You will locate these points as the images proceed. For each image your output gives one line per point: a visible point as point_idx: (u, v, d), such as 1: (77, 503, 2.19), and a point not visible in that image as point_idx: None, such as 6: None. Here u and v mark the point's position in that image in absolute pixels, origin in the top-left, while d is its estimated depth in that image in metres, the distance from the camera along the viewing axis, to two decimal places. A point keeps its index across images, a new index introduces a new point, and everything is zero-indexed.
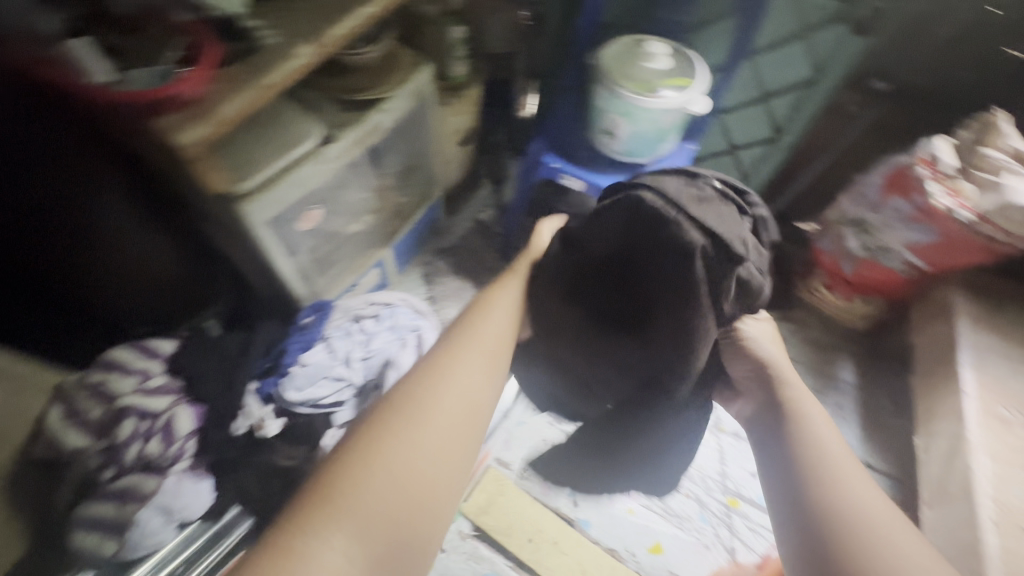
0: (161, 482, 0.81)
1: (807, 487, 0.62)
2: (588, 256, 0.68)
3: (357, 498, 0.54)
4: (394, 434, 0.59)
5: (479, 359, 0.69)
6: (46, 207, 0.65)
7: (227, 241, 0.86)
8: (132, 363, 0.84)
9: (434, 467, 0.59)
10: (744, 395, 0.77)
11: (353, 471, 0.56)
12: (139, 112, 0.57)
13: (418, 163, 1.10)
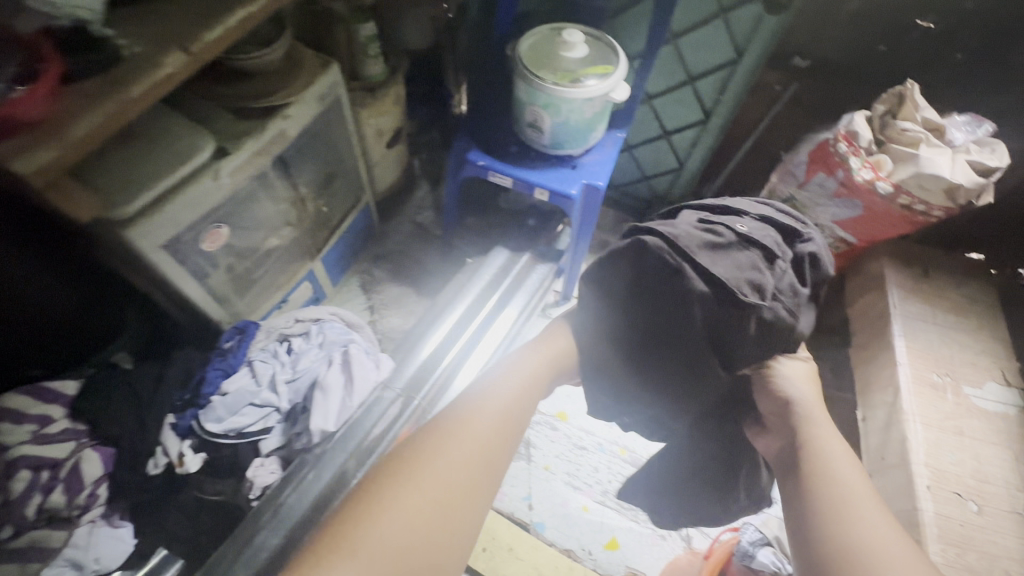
0: (70, 532, 0.76)
1: (823, 511, 0.52)
2: (618, 291, 0.69)
3: (371, 530, 0.48)
4: (414, 466, 0.54)
5: (489, 403, 0.62)
6: None
7: (130, 269, 0.81)
8: (30, 410, 0.76)
9: (449, 519, 0.51)
10: (770, 431, 0.67)
11: (372, 502, 0.50)
12: None
13: (341, 169, 1.06)
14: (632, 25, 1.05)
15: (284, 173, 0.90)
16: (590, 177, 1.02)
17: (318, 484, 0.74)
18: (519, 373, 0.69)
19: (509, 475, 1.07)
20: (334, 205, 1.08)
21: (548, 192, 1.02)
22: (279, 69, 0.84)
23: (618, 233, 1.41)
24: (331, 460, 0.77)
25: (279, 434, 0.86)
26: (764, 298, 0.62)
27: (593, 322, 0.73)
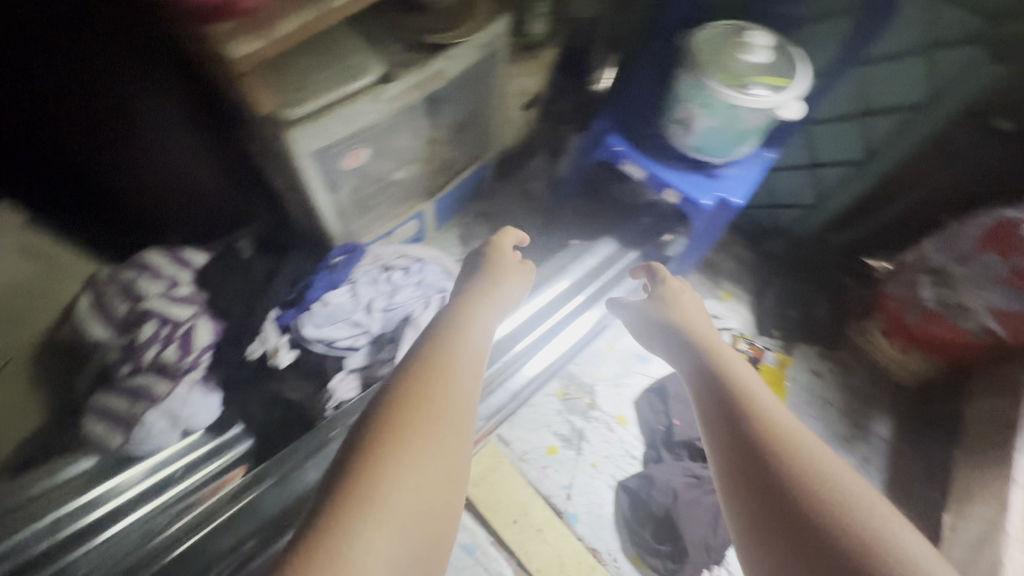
0: (172, 388, 0.81)
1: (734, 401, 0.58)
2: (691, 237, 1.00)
3: (391, 483, 0.47)
4: (420, 421, 0.53)
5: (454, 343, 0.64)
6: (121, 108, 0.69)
7: (272, 163, 0.85)
8: (164, 269, 0.85)
9: (447, 469, 0.51)
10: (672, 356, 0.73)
11: (390, 458, 0.49)
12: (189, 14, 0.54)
13: (478, 120, 1.07)
14: (820, 40, 0.96)
15: (430, 112, 0.91)
16: (726, 190, 0.96)
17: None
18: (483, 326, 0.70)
19: (557, 459, 1.07)
20: (460, 154, 1.09)
21: (678, 195, 0.98)
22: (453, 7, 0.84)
23: (726, 255, 1.35)
24: None
25: (363, 354, 0.89)
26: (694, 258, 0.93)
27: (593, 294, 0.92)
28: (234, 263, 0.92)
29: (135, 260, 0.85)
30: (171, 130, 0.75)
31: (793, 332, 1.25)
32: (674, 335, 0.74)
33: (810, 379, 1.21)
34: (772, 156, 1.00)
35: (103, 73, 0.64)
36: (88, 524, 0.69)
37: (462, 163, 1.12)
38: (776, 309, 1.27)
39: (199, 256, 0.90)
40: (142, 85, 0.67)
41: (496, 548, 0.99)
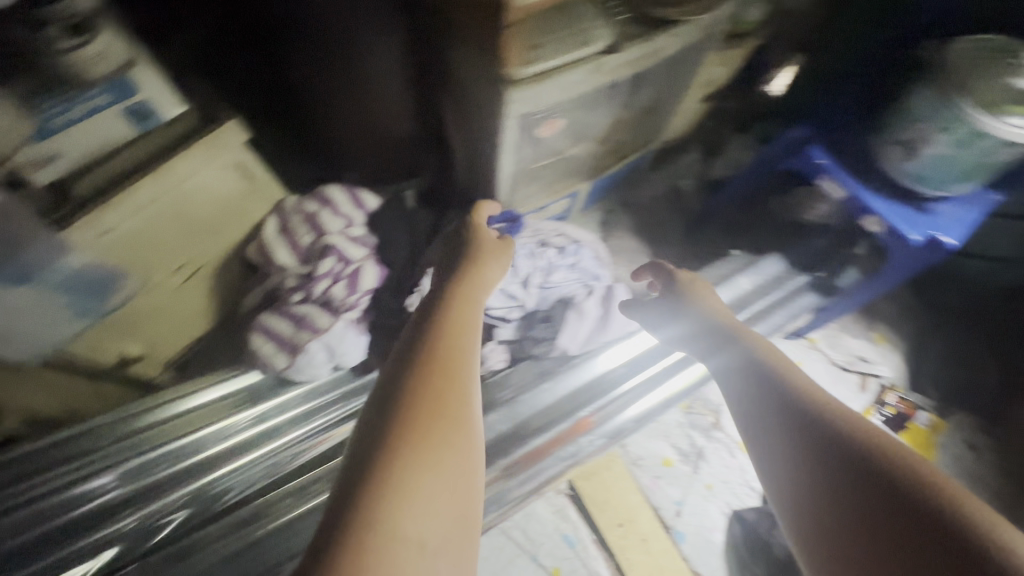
0: (332, 322, 0.83)
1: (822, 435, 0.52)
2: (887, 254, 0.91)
3: (418, 483, 0.44)
4: (442, 401, 0.50)
5: (454, 318, 0.60)
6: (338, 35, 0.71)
7: (471, 122, 0.83)
8: (342, 207, 0.86)
9: (465, 459, 0.48)
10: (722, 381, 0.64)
11: (415, 442, 0.46)
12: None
13: (663, 105, 1.00)
14: None
15: (629, 91, 0.85)
16: (940, 228, 0.86)
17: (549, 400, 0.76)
18: (474, 301, 0.64)
19: (671, 472, 1.03)
20: (632, 140, 1.03)
21: (882, 225, 0.88)
22: None
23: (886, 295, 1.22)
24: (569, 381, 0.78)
25: (513, 328, 0.86)
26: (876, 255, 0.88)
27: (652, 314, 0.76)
28: (402, 213, 0.92)
29: (318, 193, 0.86)
30: (387, 73, 0.77)
31: (951, 396, 1.12)
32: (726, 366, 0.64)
33: (963, 451, 1.08)
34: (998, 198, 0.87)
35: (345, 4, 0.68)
36: (224, 450, 0.79)
37: (630, 149, 1.06)
38: (934, 368, 1.14)
39: (372, 198, 0.90)
40: (370, 17, 0.69)
41: (598, 547, 0.96)
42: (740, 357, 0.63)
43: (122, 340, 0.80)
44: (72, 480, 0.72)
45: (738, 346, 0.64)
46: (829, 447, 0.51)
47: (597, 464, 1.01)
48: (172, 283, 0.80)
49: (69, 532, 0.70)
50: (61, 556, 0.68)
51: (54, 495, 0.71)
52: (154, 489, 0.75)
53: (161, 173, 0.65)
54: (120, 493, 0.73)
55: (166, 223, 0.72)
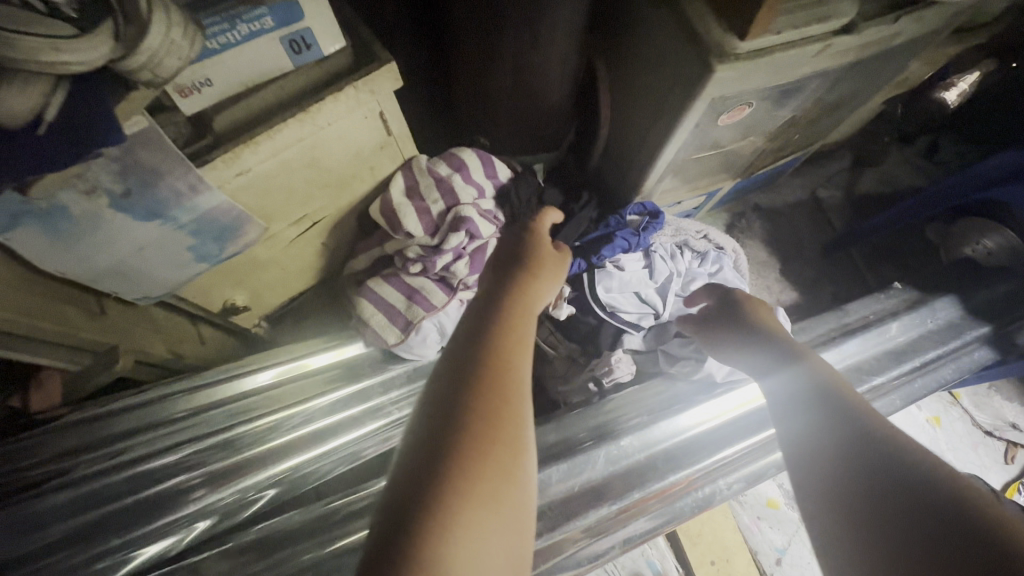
0: (447, 301, 0.77)
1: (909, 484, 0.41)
2: None
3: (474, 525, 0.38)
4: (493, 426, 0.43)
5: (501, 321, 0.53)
6: None
7: (645, 97, 0.72)
8: (475, 174, 0.77)
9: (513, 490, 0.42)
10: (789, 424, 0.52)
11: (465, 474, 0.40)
12: None
13: (849, 104, 0.85)
14: None
15: (832, 82, 0.72)
16: None
17: (684, 429, 0.68)
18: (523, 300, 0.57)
19: (776, 515, 0.93)
20: (798, 139, 0.89)
21: None
22: None
23: None
24: (708, 407, 0.69)
25: (642, 339, 0.77)
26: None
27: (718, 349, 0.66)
28: (532, 189, 0.82)
29: (450, 156, 0.77)
30: (558, 31, 0.66)
31: None
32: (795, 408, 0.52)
33: None
34: None
35: None
36: (314, 430, 0.74)
37: (791, 148, 0.92)
38: None
39: (505, 169, 0.81)
40: None
41: None
42: (803, 406, 0.50)
43: (230, 287, 0.75)
44: (152, 451, 0.68)
45: (797, 391, 0.53)
46: (911, 511, 0.39)
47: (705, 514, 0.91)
48: (290, 235, 0.74)
49: (147, 512, 0.64)
50: (141, 534, 0.62)
51: (133, 467, 0.66)
52: (236, 470, 0.68)
53: (306, 115, 0.58)
54: (203, 472, 0.68)
55: (297, 171, 0.65)
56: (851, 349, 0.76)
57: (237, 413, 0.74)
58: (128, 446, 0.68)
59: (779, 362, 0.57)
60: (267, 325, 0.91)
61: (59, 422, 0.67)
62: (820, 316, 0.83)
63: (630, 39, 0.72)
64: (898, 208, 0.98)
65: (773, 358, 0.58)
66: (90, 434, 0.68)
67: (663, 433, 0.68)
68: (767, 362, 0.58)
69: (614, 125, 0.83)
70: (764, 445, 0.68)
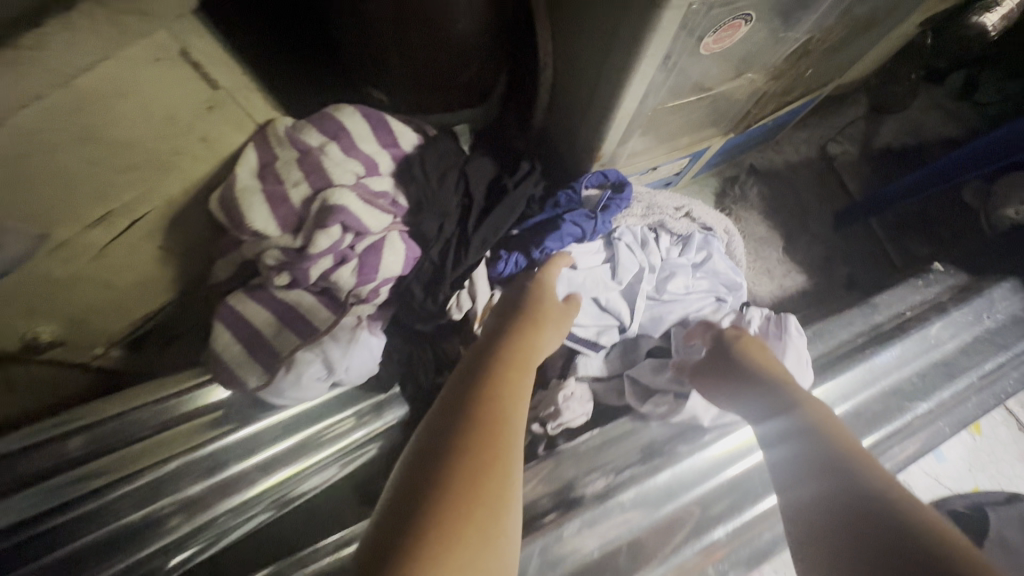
0: (334, 321, 0.56)
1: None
2: None
3: None
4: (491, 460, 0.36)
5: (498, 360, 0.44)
6: None
7: (599, 17, 0.49)
8: (362, 143, 0.55)
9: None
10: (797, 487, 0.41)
11: (453, 519, 0.32)
12: None
13: (880, 25, 0.63)
14: None
15: None
16: None
17: (658, 509, 0.49)
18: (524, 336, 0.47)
19: None
20: (808, 78, 0.67)
21: None
22: None
23: None
24: (690, 471, 0.50)
25: (602, 362, 0.59)
26: None
27: (717, 397, 0.50)
28: (450, 158, 0.60)
29: (325, 117, 0.54)
30: None
31: None
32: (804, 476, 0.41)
33: None
34: None
35: None
36: (197, 494, 0.57)
37: (800, 91, 0.70)
38: None
39: (410, 135, 0.58)
40: None
41: None
42: (811, 470, 0.41)
43: (25, 317, 0.53)
44: (138, 469, 0.55)
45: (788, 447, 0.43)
46: None
47: None
48: (94, 242, 0.51)
49: None
50: None
51: (123, 486, 0.54)
52: (96, 555, 0.52)
53: (30, 54, 0.35)
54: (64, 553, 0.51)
55: (64, 151, 0.42)
56: (886, 359, 0.56)
57: (122, 465, 0.55)
58: (111, 464, 0.54)
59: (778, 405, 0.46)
60: (119, 353, 0.69)
61: None
62: (840, 315, 0.62)
63: None
64: (924, 168, 0.77)
65: (768, 407, 0.46)
66: (62, 454, 0.53)
67: (625, 512, 0.48)
68: (758, 407, 0.46)
69: (558, 58, 0.59)
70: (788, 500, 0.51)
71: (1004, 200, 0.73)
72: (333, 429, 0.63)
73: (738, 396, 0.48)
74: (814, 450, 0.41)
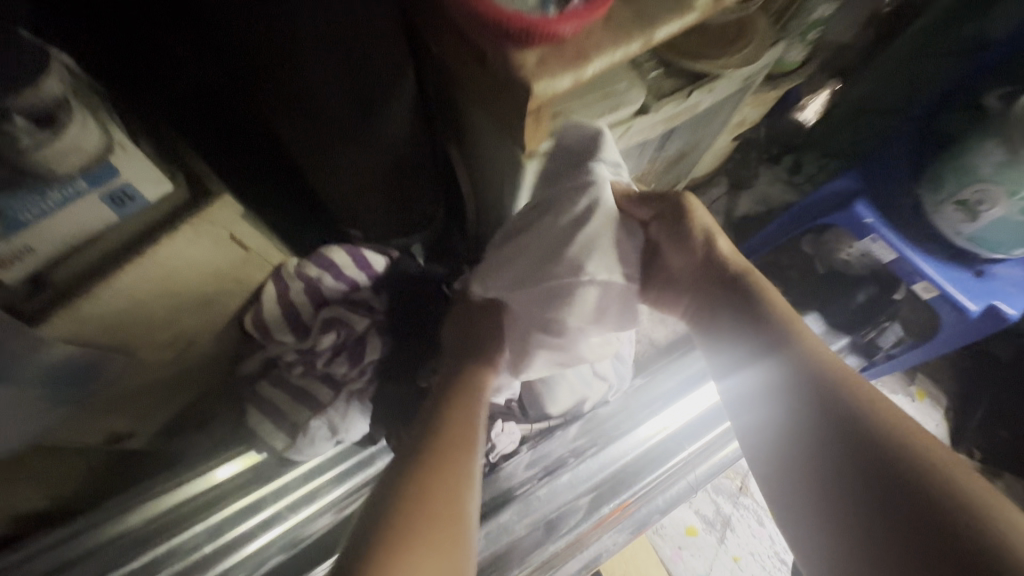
0: (334, 395, 0.78)
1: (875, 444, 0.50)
2: (929, 291, 0.83)
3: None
4: (450, 459, 0.53)
5: (460, 396, 0.60)
6: (324, 109, 0.61)
7: (490, 181, 0.75)
8: (347, 269, 0.78)
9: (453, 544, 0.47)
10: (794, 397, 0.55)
11: (429, 507, 0.49)
12: (508, 39, 0.45)
13: (693, 151, 0.91)
14: None
15: (656, 146, 0.78)
16: (1002, 296, 0.79)
17: (569, 497, 0.72)
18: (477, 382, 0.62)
19: (695, 543, 0.96)
20: (654, 187, 0.96)
21: (935, 291, 0.82)
22: (724, 28, 0.69)
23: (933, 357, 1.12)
24: (586, 471, 0.73)
25: None
26: (927, 296, 0.84)
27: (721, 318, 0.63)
28: (411, 270, 0.84)
29: (318, 255, 0.78)
30: (392, 130, 0.68)
31: (996, 457, 1.03)
32: (800, 387, 0.55)
33: None
34: (998, 271, 0.81)
35: (334, 75, 0.57)
36: (243, 533, 0.76)
37: (654, 193, 0.98)
38: (981, 427, 1.05)
39: (380, 259, 0.81)
40: (375, 79, 0.60)
41: None
42: (782, 388, 0.57)
43: (109, 417, 0.73)
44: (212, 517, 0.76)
45: (779, 422, 0.57)
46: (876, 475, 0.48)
47: (629, 552, 0.94)
48: (162, 359, 0.74)
49: None
50: None
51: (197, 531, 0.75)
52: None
53: (145, 257, 0.59)
54: None
55: (154, 303, 0.66)
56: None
57: (187, 519, 0.76)
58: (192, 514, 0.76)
59: (755, 348, 0.60)
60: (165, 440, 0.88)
61: (99, 519, 0.73)
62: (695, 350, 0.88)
63: (456, 127, 0.75)
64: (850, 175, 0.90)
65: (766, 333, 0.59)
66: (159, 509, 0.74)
67: (543, 503, 0.70)
68: (750, 334, 0.60)
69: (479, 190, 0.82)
70: (676, 471, 0.77)
71: (838, 244, 0.95)
72: (338, 477, 0.83)
73: (729, 329, 0.63)
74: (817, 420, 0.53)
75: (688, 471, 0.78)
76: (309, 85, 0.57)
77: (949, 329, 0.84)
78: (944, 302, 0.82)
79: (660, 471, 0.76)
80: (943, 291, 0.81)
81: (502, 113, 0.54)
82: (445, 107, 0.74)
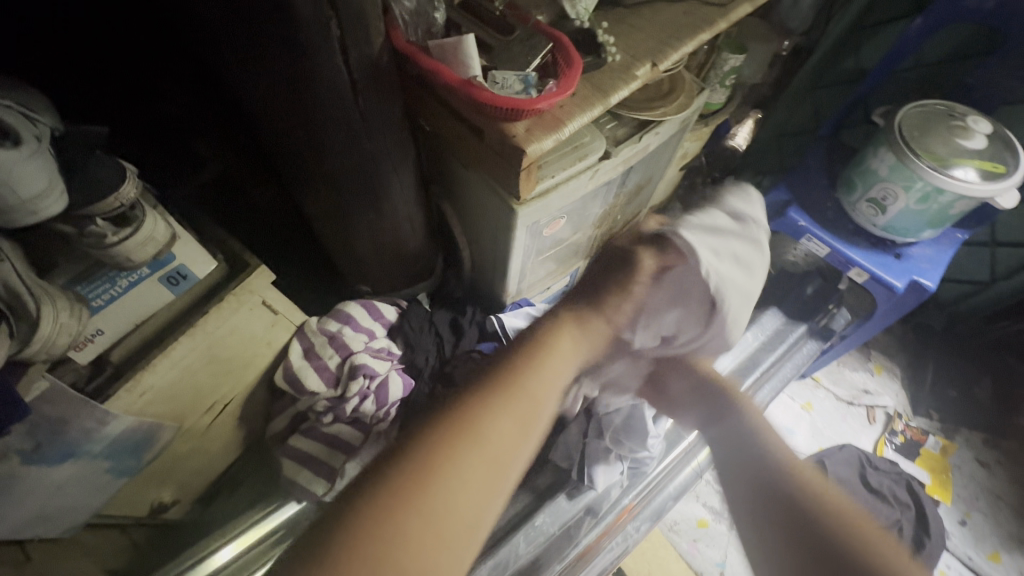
0: (365, 437, 0.85)
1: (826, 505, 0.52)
2: (860, 276, 0.98)
3: (440, 485, 0.43)
4: (515, 396, 0.51)
5: (529, 360, 0.54)
6: (347, 184, 0.71)
7: (483, 230, 0.87)
8: (362, 321, 0.88)
9: (487, 468, 0.45)
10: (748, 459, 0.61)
11: (473, 419, 0.48)
12: (498, 116, 0.57)
13: (649, 183, 1.05)
14: None
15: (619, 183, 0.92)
16: (919, 272, 0.94)
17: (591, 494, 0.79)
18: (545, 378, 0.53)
19: (707, 533, 1.04)
20: (621, 217, 1.09)
21: (866, 275, 0.97)
22: (660, 83, 0.85)
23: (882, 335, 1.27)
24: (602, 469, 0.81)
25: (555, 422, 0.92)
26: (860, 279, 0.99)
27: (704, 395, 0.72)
28: (421, 316, 0.95)
29: (337, 312, 0.88)
30: (402, 196, 0.79)
31: (951, 415, 1.17)
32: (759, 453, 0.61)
33: (978, 470, 1.13)
34: (912, 253, 0.96)
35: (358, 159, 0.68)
36: None
37: (621, 223, 1.12)
38: (933, 389, 1.19)
39: (390, 308, 0.93)
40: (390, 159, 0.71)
41: None
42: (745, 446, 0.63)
43: (154, 486, 0.79)
44: None
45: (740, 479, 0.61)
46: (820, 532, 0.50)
47: (649, 551, 1.01)
48: (201, 425, 0.80)
49: None
50: None
51: None
52: None
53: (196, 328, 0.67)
54: None
55: (199, 371, 0.73)
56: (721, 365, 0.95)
57: None
58: None
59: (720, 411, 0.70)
60: (197, 508, 0.92)
61: None
62: None
63: (451, 187, 0.87)
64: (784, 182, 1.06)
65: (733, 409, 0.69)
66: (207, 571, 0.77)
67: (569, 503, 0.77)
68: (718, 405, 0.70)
69: (472, 237, 0.93)
70: (680, 459, 0.86)
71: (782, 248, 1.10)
72: None
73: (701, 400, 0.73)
74: (760, 482, 0.58)
75: (694, 459, 0.86)
76: (336, 166, 0.68)
77: (884, 305, 0.99)
78: (875, 283, 0.97)
79: (669, 459, 0.85)
80: (873, 273, 0.95)
81: (497, 173, 0.66)
82: (441, 171, 0.86)
